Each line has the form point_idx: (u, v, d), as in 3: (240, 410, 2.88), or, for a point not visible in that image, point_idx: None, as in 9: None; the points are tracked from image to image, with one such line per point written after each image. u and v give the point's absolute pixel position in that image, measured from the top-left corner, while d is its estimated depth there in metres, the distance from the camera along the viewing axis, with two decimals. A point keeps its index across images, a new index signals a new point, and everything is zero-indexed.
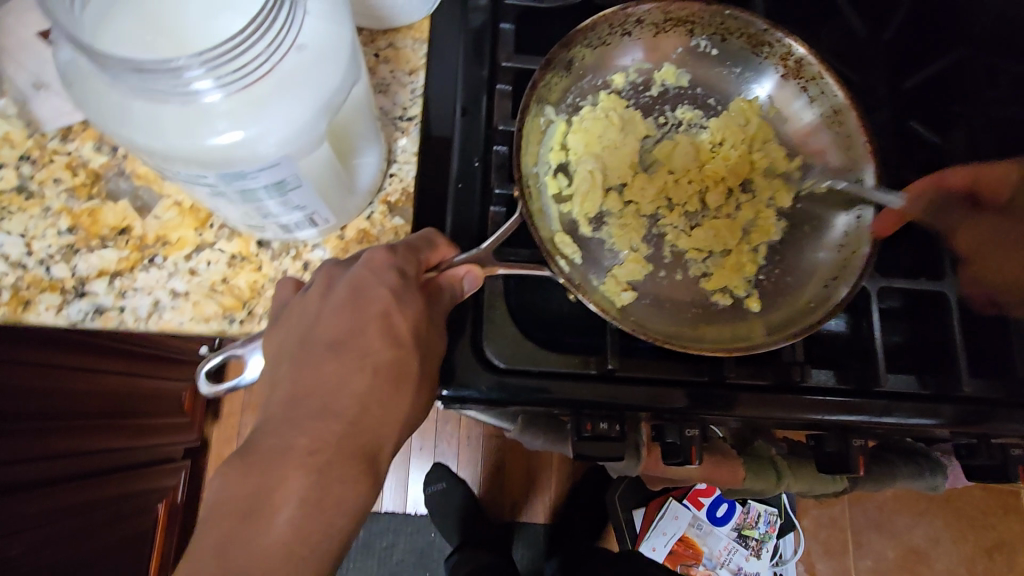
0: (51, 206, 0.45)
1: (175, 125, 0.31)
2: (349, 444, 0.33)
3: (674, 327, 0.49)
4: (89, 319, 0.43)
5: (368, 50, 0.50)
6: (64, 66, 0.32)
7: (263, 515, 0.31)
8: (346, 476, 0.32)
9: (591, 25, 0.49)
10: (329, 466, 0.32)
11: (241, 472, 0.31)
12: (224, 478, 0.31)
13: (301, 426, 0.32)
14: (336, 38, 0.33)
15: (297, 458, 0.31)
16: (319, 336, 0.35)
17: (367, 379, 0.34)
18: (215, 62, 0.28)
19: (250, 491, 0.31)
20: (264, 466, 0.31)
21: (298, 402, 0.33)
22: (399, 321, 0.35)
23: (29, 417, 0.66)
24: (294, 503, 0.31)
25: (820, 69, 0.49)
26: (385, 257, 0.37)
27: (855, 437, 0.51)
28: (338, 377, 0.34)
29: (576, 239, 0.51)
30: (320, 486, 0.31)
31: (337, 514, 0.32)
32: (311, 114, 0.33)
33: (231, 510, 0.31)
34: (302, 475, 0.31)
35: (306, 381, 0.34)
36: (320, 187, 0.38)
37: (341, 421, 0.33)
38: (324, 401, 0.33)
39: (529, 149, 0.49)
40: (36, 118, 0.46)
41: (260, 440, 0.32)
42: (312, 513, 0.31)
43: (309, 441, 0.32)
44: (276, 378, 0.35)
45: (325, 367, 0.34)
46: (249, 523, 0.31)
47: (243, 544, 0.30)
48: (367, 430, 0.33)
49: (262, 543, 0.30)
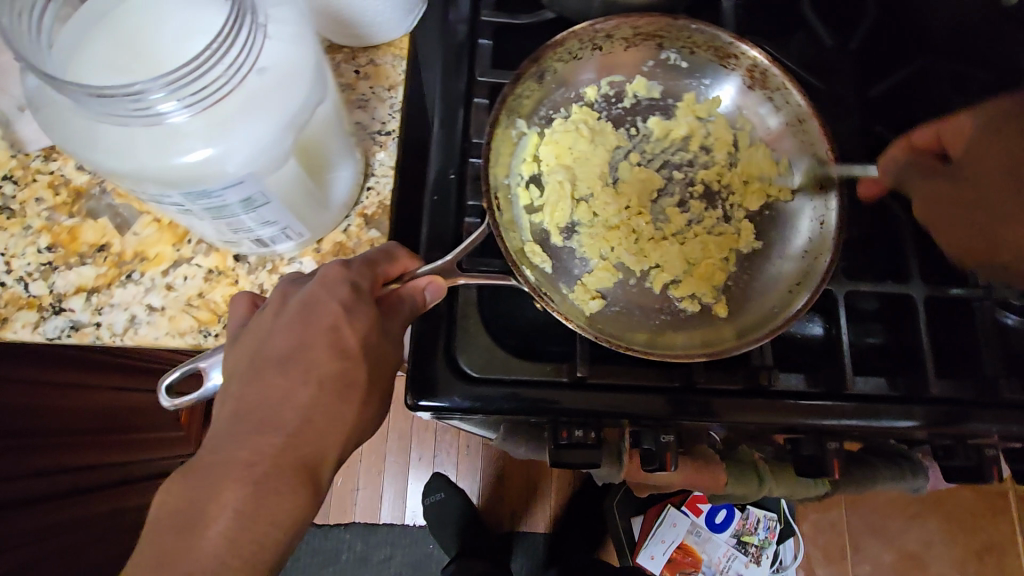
0: (32, 225, 0.46)
1: (139, 146, 0.32)
2: (287, 455, 0.33)
3: (640, 333, 0.50)
4: (66, 335, 0.44)
5: (350, 66, 0.51)
6: (33, 91, 0.33)
7: (208, 525, 0.31)
8: (282, 488, 0.33)
9: (560, 40, 0.49)
10: (264, 478, 0.32)
11: (183, 483, 0.32)
12: (192, 487, 0.32)
13: (241, 440, 0.33)
14: (299, 58, 0.34)
15: (233, 470, 0.32)
16: (271, 352, 0.36)
17: (311, 391, 0.35)
18: (175, 85, 0.29)
19: (216, 496, 0.32)
20: (201, 478, 0.32)
21: (263, 411, 0.34)
22: (349, 335, 0.36)
23: (20, 435, 0.66)
24: (230, 513, 0.32)
25: (783, 80, 0.50)
26: (338, 272, 0.37)
27: (831, 440, 0.51)
28: (283, 391, 0.35)
29: (547, 249, 0.52)
30: (255, 497, 0.32)
31: (271, 525, 0.32)
32: (275, 132, 0.34)
33: (166, 524, 0.31)
34: (238, 487, 0.32)
35: (249, 398, 0.34)
36: (289, 203, 0.39)
37: (280, 433, 0.34)
38: (263, 415, 0.34)
39: (498, 163, 0.49)
40: (19, 138, 0.47)
41: (202, 454, 0.33)
42: (247, 524, 0.32)
43: (247, 454, 0.33)
44: (225, 396, 0.35)
45: (273, 382, 0.35)
46: (183, 534, 0.31)
47: (178, 556, 0.31)
48: (306, 441, 0.34)
49: (192, 555, 0.31)
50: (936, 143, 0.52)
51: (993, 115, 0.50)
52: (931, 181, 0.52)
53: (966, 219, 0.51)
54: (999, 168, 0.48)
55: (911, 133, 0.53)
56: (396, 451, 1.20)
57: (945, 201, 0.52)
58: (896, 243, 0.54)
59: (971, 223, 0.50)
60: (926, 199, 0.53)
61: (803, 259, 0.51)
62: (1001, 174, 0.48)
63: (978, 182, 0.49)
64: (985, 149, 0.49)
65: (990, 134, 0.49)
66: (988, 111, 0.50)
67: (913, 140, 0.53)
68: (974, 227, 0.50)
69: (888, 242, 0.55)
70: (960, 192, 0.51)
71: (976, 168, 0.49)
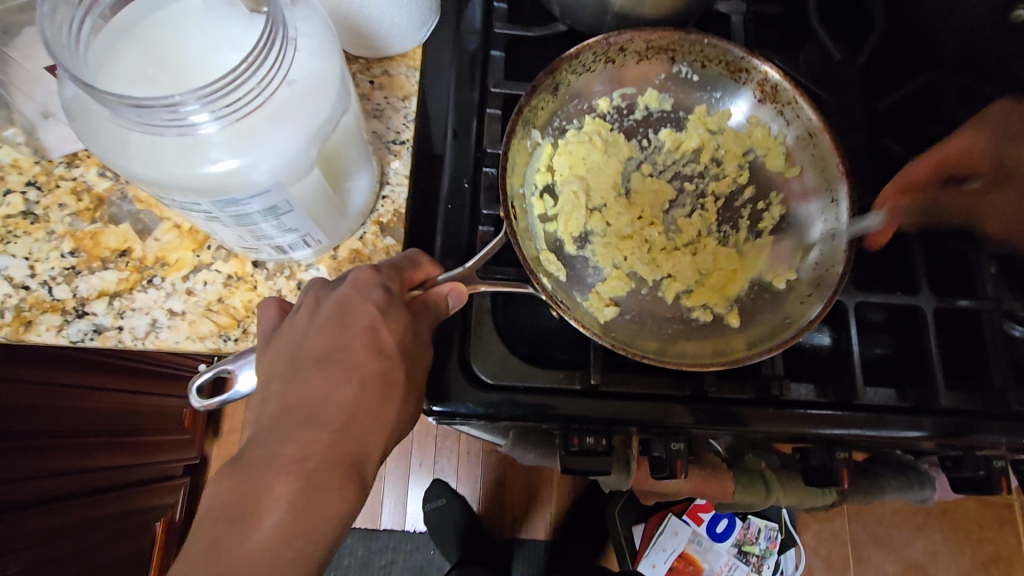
0: (55, 230, 0.47)
1: (171, 156, 0.33)
2: (336, 451, 0.34)
3: (653, 342, 0.50)
4: (89, 339, 0.45)
5: (365, 77, 0.52)
6: (67, 101, 0.34)
7: (234, 524, 0.32)
8: (331, 483, 0.33)
9: (575, 53, 0.50)
10: (315, 473, 0.33)
11: (233, 477, 0.32)
12: (217, 485, 0.33)
13: (285, 436, 0.34)
14: (326, 71, 0.35)
15: (284, 465, 0.33)
16: (308, 352, 0.36)
17: (355, 389, 0.35)
18: (210, 98, 0.30)
19: (240, 495, 0.32)
20: (250, 474, 0.32)
21: (286, 414, 0.34)
22: (385, 335, 0.37)
23: (32, 436, 0.68)
24: (281, 507, 0.32)
25: (794, 94, 0.51)
26: (369, 276, 0.39)
27: (840, 450, 0.52)
28: (328, 388, 0.35)
29: (561, 257, 0.53)
30: (306, 492, 0.33)
31: (322, 519, 0.33)
32: (302, 143, 0.35)
33: (215, 517, 0.32)
34: (280, 484, 0.32)
35: (277, 401, 0.35)
36: (311, 210, 0.40)
37: (328, 429, 0.34)
38: (309, 411, 0.34)
39: (515, 172, 0.50)
40: (43, 145, 0.48)
41: (249, 449, 0.34)
42: (300, 518, 0.32)
43: (297, 450, 0.33)
44: (265, 394, 0.36)
45: (316, 380, 0.35)
46: (237, 527, 0.32)
47: (230, 548, 0.31)
48: (352, 438, 0.35)
49: (246, 548, 0.31)
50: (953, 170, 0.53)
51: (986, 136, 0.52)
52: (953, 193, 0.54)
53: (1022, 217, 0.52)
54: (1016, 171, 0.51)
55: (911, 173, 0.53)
56: (400, 456, 1.21)
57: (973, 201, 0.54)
58: (900, 255, 0.55)
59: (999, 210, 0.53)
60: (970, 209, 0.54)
61: (814, 270, 0.51)
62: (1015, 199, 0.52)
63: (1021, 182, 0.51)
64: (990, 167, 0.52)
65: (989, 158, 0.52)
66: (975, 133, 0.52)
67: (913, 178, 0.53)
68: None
69: (896, 251, 0.56)
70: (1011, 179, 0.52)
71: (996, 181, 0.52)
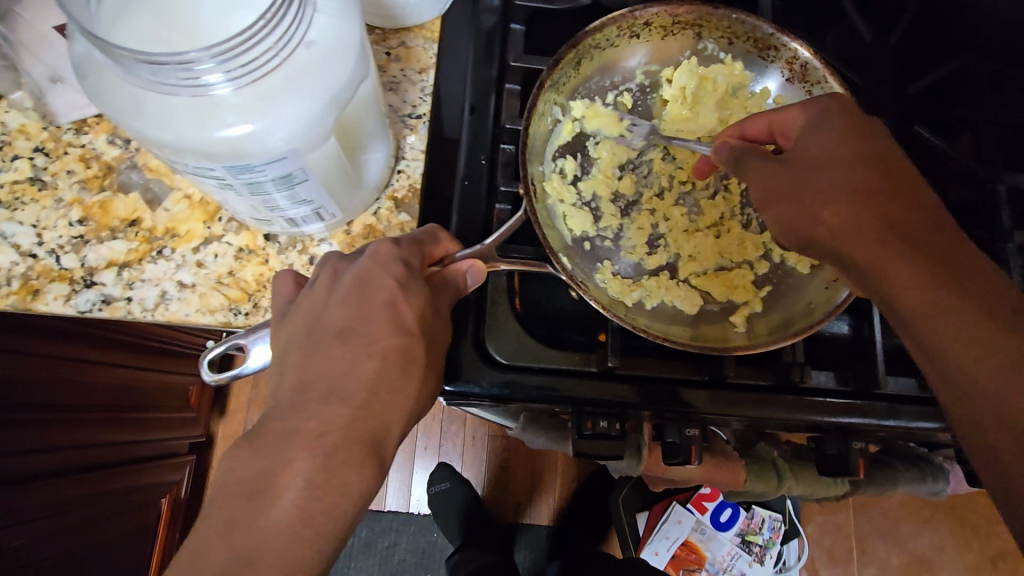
0: (63, 197, 0.46)
1: (184, 118, 0.31)
2: (357, 427, 0.33)
3: (681, 327, 0.49)
4: (97, 309, 0.44)
5: (381, 48, 0.50)
6: (78, 59, 0.33)
7: (257, 502, 0.31)
8: (351, 460, 0.33)
9: (600, 26, 0.48)
10: (334, 449, 0.32)
11: (251, 452, 0.32)
12: (233, 462, 0.32)
13: (309, 409, 0.33)
14: (346, 34, 0.34)
15: (304, 440, 0.32)
16: (328, 325, 0.35)
17: (376, 364, 0.34)
18: (226, 56, 0.29)
19: (260, 469, 0.32)
20: (271, 449, 0.32)
21: (305, 387, 0.34)
22: (407, 311, 0.36)
23: (35, 409, 0.67)
24: (299, 483, 0.31)
25: (825, 73, 0.49)
26: (390, 249, 0.37)
27: (856, 440, 0.50)
28: (349, 363, 0.34)
29: (580, 240, 0.52)
30: (325, 470, 0.32)
31: (342, 497, 0.32)
32: (319, 108, 0.33)
33: (236, 492, 0.31)
34: (307, 458, 0.32)
35: (310, 367, 0.34)
36: (326, 181, 0.39)
37: (348, 405, 0.33)
38: (330, 385, 0.34)
39: (535, 149, 0.49)
40: (50, 110, 0.46)
41: (268, 423, 0.33)
42: (319, 495, 0.32)
43: (317, 425, 0.33)
44: (285, 366, 0.35)
45: (336, 354, 0.34)
46: (256, 504, 0.31)
47: (246, 523, 0.31)
48: (373, 414, 0.34)
49: (267, 522, 0.31)
50: (768, 133, 0.47)
51: (822, 107, 0.43)
52: (760, 156, 0.45)
53: (801, 193, 0.42)
54: (817, 153, 0.42)
55: (747, 121, 0.48)
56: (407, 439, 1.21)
57: (771, 175, 0.43)
58: None
59: (784, 186, 0.43)
60: (757, 176, 0.44)
61: None
62: (861, 193, 0.40)
63: (823, 166, 0.42)
64: (828, 146, 0.42)
65: (815, 127, 0.43)
66: (819, 107, 0.44)
67: (747, 129, 0.48)
68: (968, 286, 0.36)
69: None
70: (839, 151, 0.42)
71: (809, 149, 0.43)
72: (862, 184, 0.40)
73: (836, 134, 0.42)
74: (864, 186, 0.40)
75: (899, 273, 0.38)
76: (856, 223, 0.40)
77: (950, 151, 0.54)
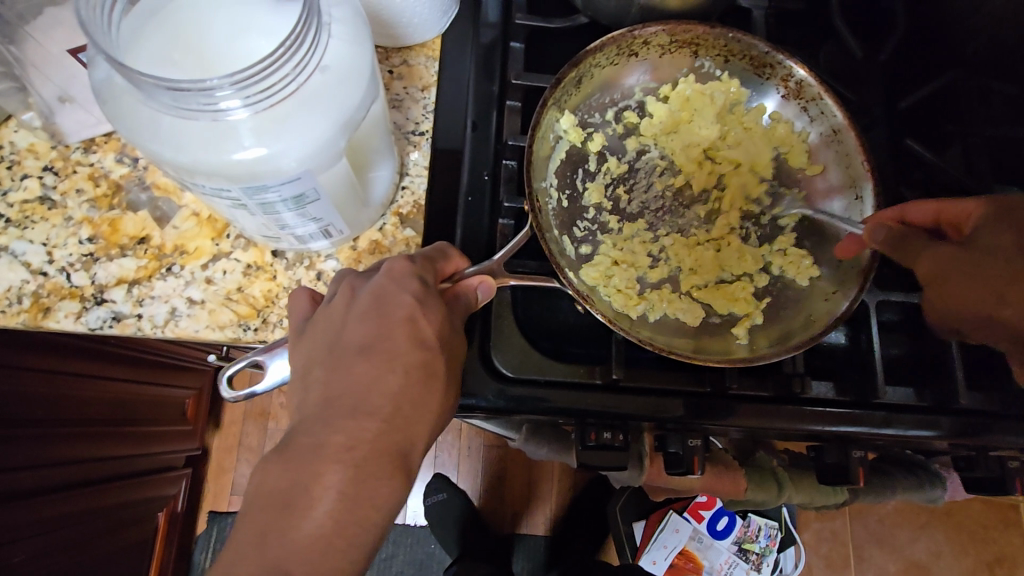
0: (72, 216, 0.46)
1: (200, 142, 0.32)
2: (384, 440, 0.34)
3: (685, 339, 0.50)
4: (107, 326, 0.44)
5: (383, 67, 0.51)
6: (95, 84, 0.34)
7: (293, 512, 0.31)
8: (380, 473, 0.33)
9: (600, 46, 0.49)
10: (363, 462, 0.33)
11: (281, 466, 0.32)
12: (266, 472, 0.33)
13: (337, 424, 0.33)
14: (357, 59, 0.35)
15: (335, 453, 0.32)
16: (347, 341, 0.36)
17: (400, 379, 0.35)
18: (244, 83, 0.29)
19: (291, 482, 0.32)
20: (302, 462, 0.32)
21: (331, 403, 0.34)
22: (426, 326, 0.36)
23: (34, 424, 0.67)
24: (332, 495, 0.32)
25: (820, 90, 0.51)
26: (405, 266, 0.38)
27: (855, 449, 0.51)
28: (372, 377, 0.35)
29: (583, 255, 0.53)
30: (357, 481, 0.32)
31: (373, 508, 0.33)
32: (332, 130, 0.34)
33: (268, 504, 0.32)
34: (339, 469, 0.32)
35: (336, 383, 0.35)
36: (336, 200, 0.39)
37: (375, 419, 0.34)
38: (358, 400, 0.34)
39: (539, 166, 0.50)
40: (59, 130, 0.47)
41: (296, 437, 0.33)
42: (350, 506, 0.32)
43: (346, 438, 0.33)
44: (309, 382, 0.36)
45: (360, 369, 0.35)
46: (286, 516, 0.31)
47: (277, 535, 0.31)
48: (399, 428, 0.34)
49: (297, 534, 0.31)
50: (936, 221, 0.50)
51: (1000, 205, 0.49)
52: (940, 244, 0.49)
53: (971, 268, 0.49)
54: (1010, 245, 0.48)
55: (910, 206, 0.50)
56: None
57: (949, 261, 0.48)
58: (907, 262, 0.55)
59: (952, 263, 0.48)
60: (928, 265, 0.49)
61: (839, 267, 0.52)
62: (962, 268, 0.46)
63: (980, 253, 0.48)
64: (994, 235, 0.48)
65: (998, 220, 0.48)
66: (987, 204, 0.49)
67: (910, 213, 0.50)
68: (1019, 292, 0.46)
69: None
70: (1011, 266, 0.47)
71: (983, 239, 0.48)
72: (998, 252, 0.48)
73: (1015, 233, 0.48)
74: (1020, 271, 0.47)
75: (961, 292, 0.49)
76: (975, 287, 0.48)
77: (943, 164, 0.56)
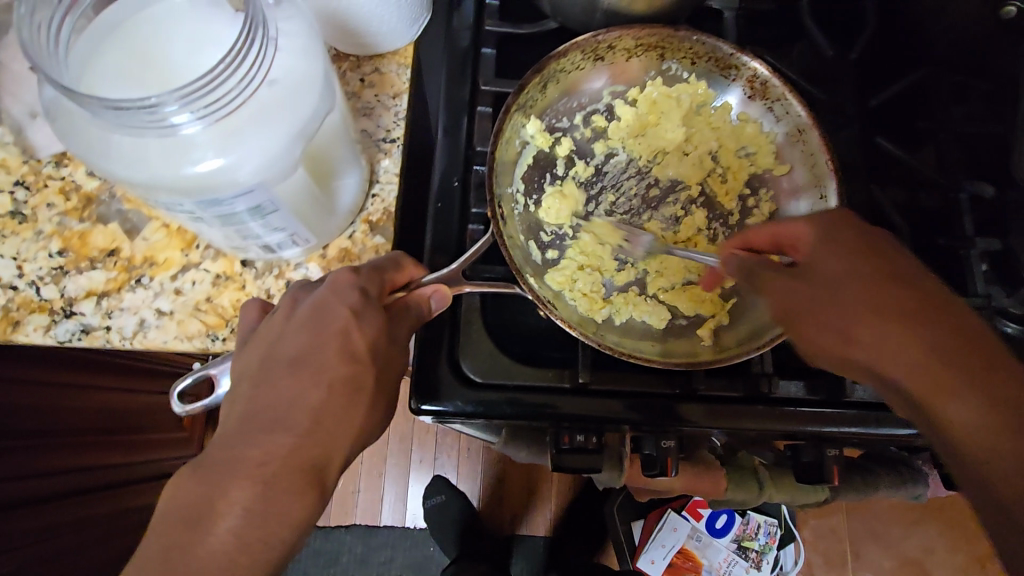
0: (42, 229, 0.47)
1: (154, 157, 0.33)
2: (298, 455, 0.34)
3: (650, 342, 0.50)
4: (77, 338, 0.45)
5: (354, 75, 0.52)
6: (48, 103, 0.34)
7: (203, 526, 0.32)
8: (289, 488, 0.34)
9: (563, 51, 0.50)
10: (273, 478, 0.33)
11: (194, 479, 0.33)
12: (176, 487, 0.33)
13: (252, 438, 0.34)
14: (310, 71, 0.35)
15: (244, 469, 0.33)
16: (280, 354, 0.36)
17: (322, 394, 0.36)
18: (190, 97, 0.30)
19: (196, 498, 0.32)
20: (211, 477, 0.33)
21: (251, 418, 0.35)
22: (358, 339, 0.37)
23: (29, 435, 0.68)
24: (237, 512, 0.32)
25: (784, 90, 0.51)
26: (347, 278, 0.38)
27: (830, 447, 0.51)
28: (295, 393, 0.35)
29: (548, 259, 0.53)
30: (263, 497, 0.33)
31: (279, 525, 0.33)
32: (286, 141, 0.34)
33: (178, 520, 0.32)
34: (247, 486, 0.33)
35: (259, 399, 0.35)
36: (298, 210, 0.40)
37: (292, 433, 0.34)
38: (277, 415, 0.35)
39: (503, 173, 0.50)
40: (31, 145, 0.48)
41: (211, 451, 0.34)
42: (254, 522, 0.33)
43: (259, 452, 0.34)
44: (236, 396, 0.36)
45: (284, 384, 0.35)
46: (193, 530, 0.32)
47: (185, 551, 0.31)
48: (318, 442, 0.35)
49: (201, 551, 0.31)
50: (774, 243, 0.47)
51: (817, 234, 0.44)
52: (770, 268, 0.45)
53: None
54: (859, 282, 0.41)
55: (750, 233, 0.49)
56: (398, 453, 1.21)
57: (800, 294, 0.43)
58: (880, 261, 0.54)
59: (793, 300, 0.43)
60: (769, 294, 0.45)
61: None
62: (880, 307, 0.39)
63: (826, 283, 0.42)
64: (837, 263, 0.42)
65: (830, 241, 0.43)
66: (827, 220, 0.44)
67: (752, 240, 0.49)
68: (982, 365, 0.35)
69: None
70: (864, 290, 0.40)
71: (819, 261, 0.43)
72: (856, 286, 0.41)
73: (845, 257, 0.42)
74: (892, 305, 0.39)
75: (968, 411, 0.34)
76: (845, 317, 0.40)
77: (914, 162, 0.56)
